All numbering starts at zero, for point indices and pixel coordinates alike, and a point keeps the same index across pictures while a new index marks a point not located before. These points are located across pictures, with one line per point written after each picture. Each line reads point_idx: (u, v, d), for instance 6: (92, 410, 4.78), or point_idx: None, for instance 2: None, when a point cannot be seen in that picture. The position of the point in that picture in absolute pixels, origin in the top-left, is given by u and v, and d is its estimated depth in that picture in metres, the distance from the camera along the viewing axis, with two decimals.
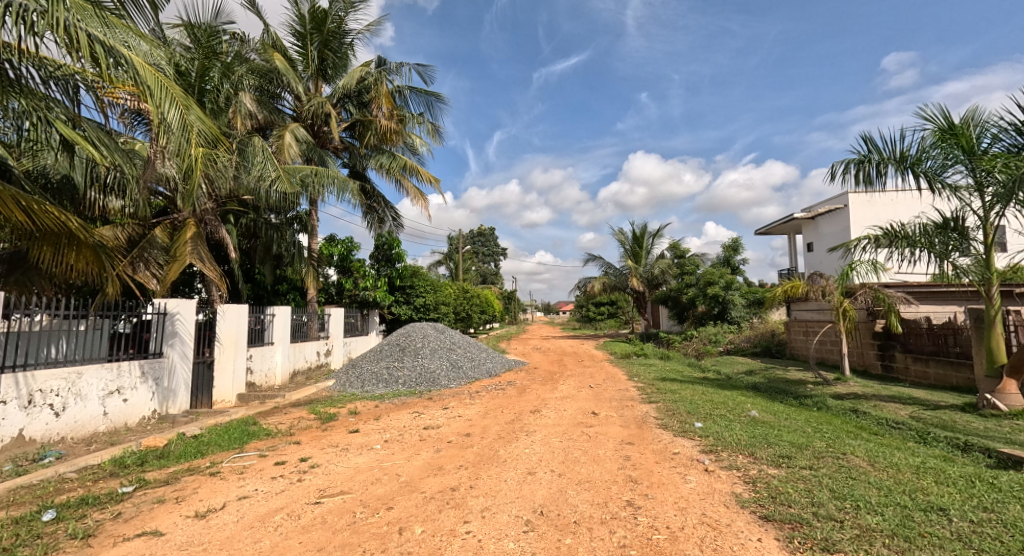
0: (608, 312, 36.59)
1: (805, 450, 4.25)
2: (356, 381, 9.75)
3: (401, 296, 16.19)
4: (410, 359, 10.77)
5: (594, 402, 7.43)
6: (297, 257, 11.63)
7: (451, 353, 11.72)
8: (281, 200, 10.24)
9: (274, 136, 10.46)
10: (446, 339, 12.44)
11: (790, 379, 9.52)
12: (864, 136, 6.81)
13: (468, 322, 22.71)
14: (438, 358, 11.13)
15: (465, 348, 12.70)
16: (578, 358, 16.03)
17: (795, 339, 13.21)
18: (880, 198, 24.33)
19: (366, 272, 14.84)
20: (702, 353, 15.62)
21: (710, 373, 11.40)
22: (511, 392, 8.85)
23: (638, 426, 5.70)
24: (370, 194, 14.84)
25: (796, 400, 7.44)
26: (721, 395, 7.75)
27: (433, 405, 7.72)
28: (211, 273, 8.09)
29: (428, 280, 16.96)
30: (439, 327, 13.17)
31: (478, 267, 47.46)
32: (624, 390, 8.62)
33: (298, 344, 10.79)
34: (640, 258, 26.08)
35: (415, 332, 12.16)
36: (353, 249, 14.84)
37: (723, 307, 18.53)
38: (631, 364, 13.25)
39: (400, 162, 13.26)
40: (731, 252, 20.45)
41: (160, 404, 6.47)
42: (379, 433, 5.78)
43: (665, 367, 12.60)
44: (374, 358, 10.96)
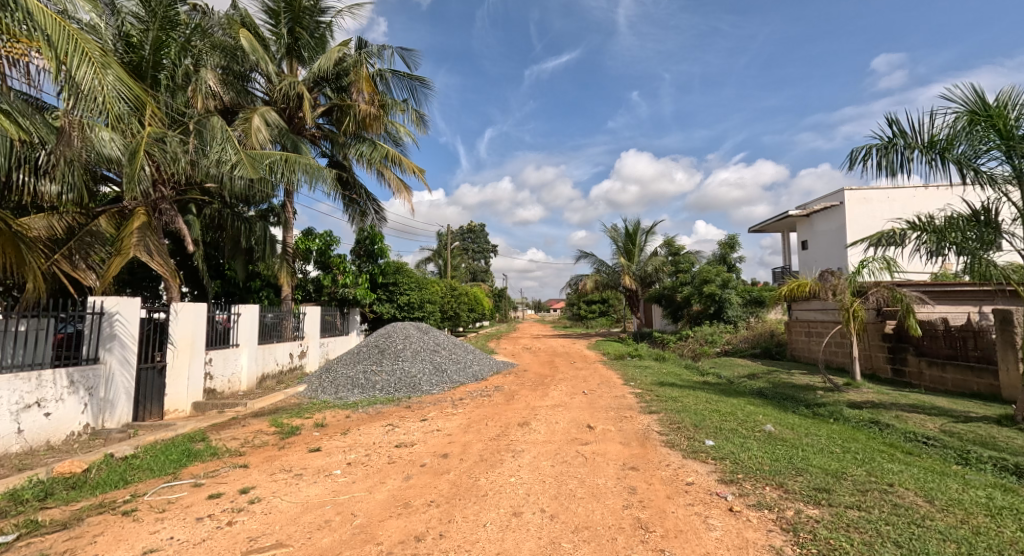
0: (600, 310, 36.02)
1: (844, 481, 3.56)
2: (328, 387, 8.94)
3: (384, 294, 15.37)
4: (389, 363, 9.96)
5: (589, 413, 6.72)
6: (268, 251, 10.77)
7: (434, 355, 10.97)
8: (248, 189, 9.39)
9: (241, 119, 9.59)
10: (428, 341, 11.65)
11: (797, 385, 8.89)
12: (888, 118, 6.15)
13: (456, 320, 21.94)
14: (418, 361, 10.33)
15: (450, 349, 11.93)
16: (570, 359, 15.35)
17: (797, 340, 12.64)
18: (876, 195, 23.97)
19: (346, 269, 14.02)
20: (699, 354, 15.03)
21: (710, 377, 10.77)
22: (498, 400, 8.11)
23: (641, 445, 5.00)
24: (351, 185, 14.03)
25: (810, 410, 6.79)
26: (727, 404, 7.08)
27: (410, 415, 6.97)
28: (163, 268, 7.23)
29: (413, 277, 16.16)
30: (421, 327, 12.37)
31: (468, 264, 46.65)
32: (621, 397, 7.93)
33: (267, 346, 9.95)
34: (633, 255, 25.48)
35: (394, 333, 11.35)
36: (332, 243, 14.03)
37: (719, 306, 17.95)
38: (626, 366, 12.60)
39: (381, 151, 12.48)
40: (727, 249, 19.88)
41: (93, 417, 5.65)
42: (343, 453, 5.02)
43: (662, 370, 11.96)
44: (350, 361, 10.14)
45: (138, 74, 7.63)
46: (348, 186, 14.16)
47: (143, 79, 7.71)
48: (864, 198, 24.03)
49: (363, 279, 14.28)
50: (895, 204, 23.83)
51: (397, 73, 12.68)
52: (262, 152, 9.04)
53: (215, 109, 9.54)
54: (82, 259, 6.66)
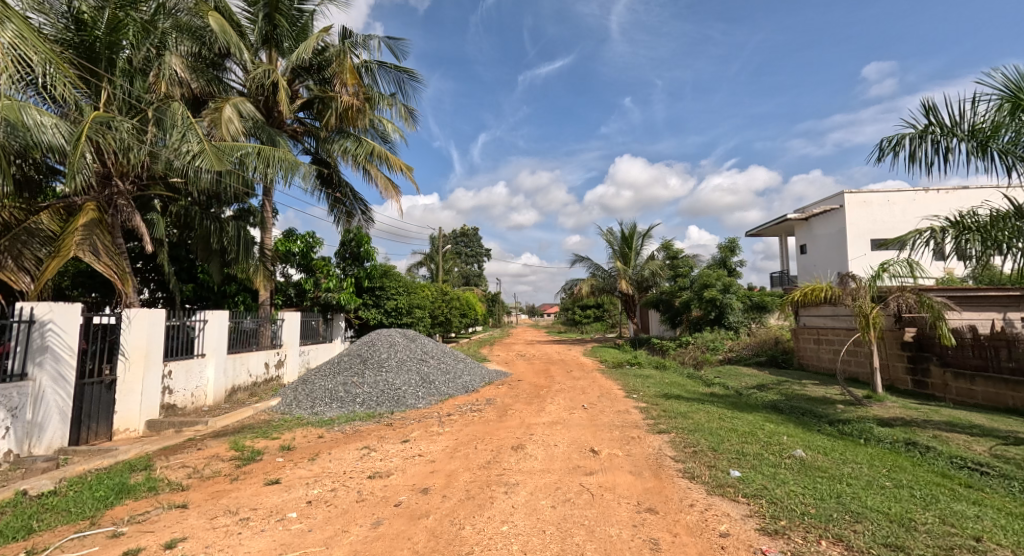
0: (595, 315, 35.42)
1: (917, 533, 2.87)
2: (304, 401, 8.14)
3: (371, 299, 14.57)
4: (371, 374, 9.18)
5: (591, 434, 5.98)
6: (243, 253, 9.99)
7: (422, 366, 10.22)
8: (218, 184, 8.61)
9: (210, 109, 8.83)
10: (415, 349, 10.87)
11: (813, 398, 8.24)
12: (927, 104, 5.51)
13: (447, 326, 21.18)
14: (404, 372, 9.56)
15: (438, 358, 11.16)
16: (567, 367, 14.64)
17: (806, 349, 12.08)
18: (876, 198, 23.55)
19: (330, 272, 13.23)
20: (701, 361, 14.38)
21: (717, 388, 10.10)
22: (490, 416, 7.36)
23: (656, 476, 4.29)
24: (336, 185, 13.51)
25: (835, 429, 6.12)
26: (743, 422, 6.41)
27: (390, 436, 6.21)
28: (114, 270, 6.45)
29: (402, 281, 15.37)
30: (408, 334, 11.58)
31: (461, 268, 45.88)
32: (625, 414, 7.20)
33: (239, 355, 9.14)
34: (629, 259, 24.89)
35: (378, 341, 10.55)
36: (315, 245, 13.29)
37: (720, 311, 17.32)
38: (626, 376, 11.94)
39: (366, 148, 11.79)
40: (727, 253, 19.29)
41: (17, 443, 4.86)
42: (305, 487, 4.26)
43: (664, 380, 11.28)
44: (329, 371, 9.33)
45: (90, 56, 6.88)
46: (332, 185, 13.49)
47: (96, 61, 6.94)
48: (864, 201, 23.59)
49: (348, 283, 13.49)
50: (895, 207, 23.42)
51: (383, 65, 12.01)
52: (233, 143, 8.26)
53: (183, 97, 8.79)
54: (12, 259, 5.98)
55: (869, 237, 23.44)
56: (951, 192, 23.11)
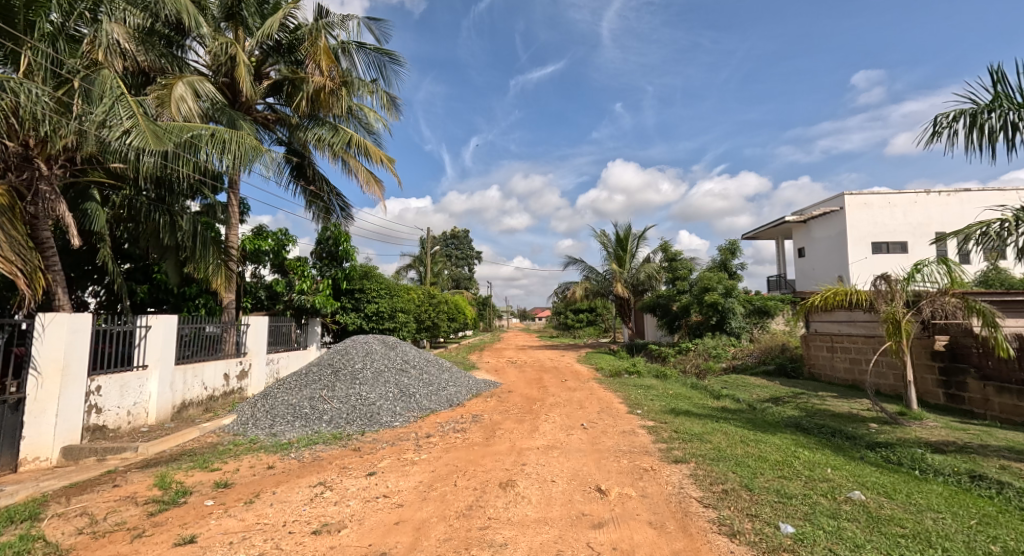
0: (587, 319, 34.64)
1: None
2: (262, 420, 7.08)
3: (350, 302, 13.51)
4: (343, 387, 8.13)
5: (595, 466, 4.99)
6: (200, 250, 8.97)
7: (401, 377, 9.21)
8: (165, 170, 7.53)
9: (160, 85, 7.77)
10: (394, 358, 9.82)
11: (839, 415, 7.36)
12: (999, 72, 4.65)
13: (434, 331, 20.12)
14: (380, 385, 8.53)
15: (420, 368, 10.12)
16: (560, 375, 13.66)
17: (818, 357, 11.29)
18: (877, 201, 22.93)
19: (305, 272, 12.23)
20: (704, 370, 13.48)
21: (727, 401, 9.19)
22: (475, 438, 6.36)
23: (685, 533, 3.33)
24: (312, 179, 12.82)
25: (881, 457, 5.21)
26: (771, 447, 5.48)
27: (355, 465, 5.19)
28: (20, 268, 5.28)
29: (384, 284, 14.34)
30: (386, 341, 10.52)
31: (451, 271, 44.85)
32: (631, 437, 6.24)
33: (191, 365, 8.05)
34: (624, 262, 24.06)
35: (351, 349, 9.48)
36: (288, 244, 12.24)
37: (722, 316, 16.49)
38: (626, 387, 11.01)
39: (343, 137, 10.92)
40: (728, 255, 18.50)
41: None
42: (225, 552, 3.22)
43: (668, 391, 10.34)
44: (295, 384, 8.26)
45: (4, 15, 5.82)
46: (308, 178, 12.80)
47: (12, 22, 5.87)
48: (865, 203, 22.99)
49: (324, 285, 12.48)
50: (896, 210, 22.83)
51: (363, 47, 11.12)
52: (184, 123, 7.23)
53: (127, 72, 7.74)
54: None
55: (870, 240, 22.80)
56: (952, 195, 22.59)
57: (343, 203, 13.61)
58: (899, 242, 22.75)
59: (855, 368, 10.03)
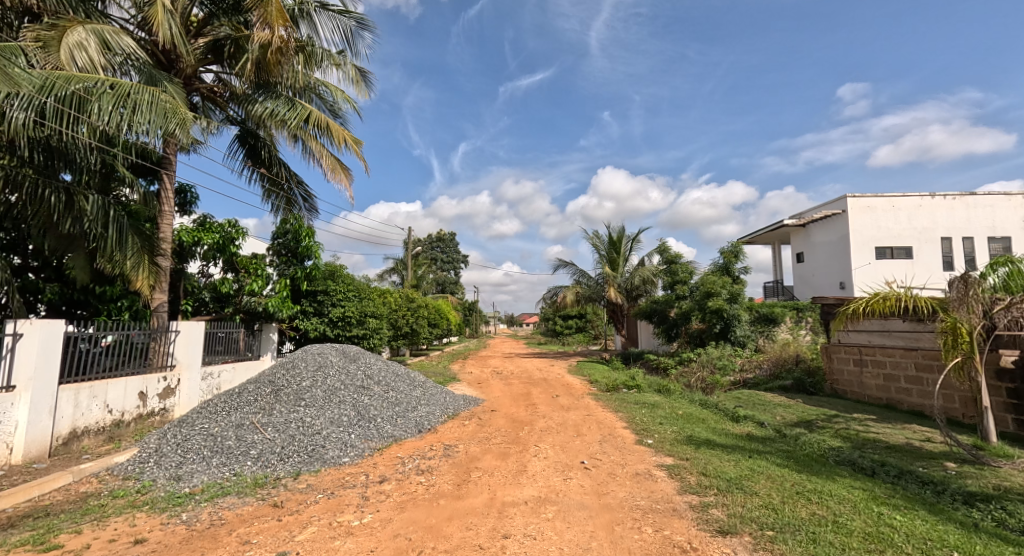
0: (577, 326, 33.43)
1: None
2: (167, 457, 5.45)
3: (311, 306, 11.85)
4: (283, 411, 6.53)
5: (607, 542, 3.48)
6: (115, 241, 7.31)
7: (360, 396, 7.63)
8: (54, 134, 5.91)
9: (48, 27, 6.15)
10: (355, 373, 8.22)
11: (898, 448, 5.96)
12: None
13: (412, 338, 18.53)
14: (331, 408, 6.95)
15: (386, 384, 8.53)
16: (551, 389, 12.17)
17: (842, 372, 9.99)
18: (881, 203, 21.92)
19: (258, 271, 10.73)
20: (711, 384, 12.10)
21: (749, 425, 7.77)
22: (442, 487, 4.81)
23: None
24: (268, 165, 11.28)
25: (999, 522, 3.79)
26: (844, 504, 4.03)
27: (263, 540, 3.61)
28: None
29: (353, 285, 12.70)
30: (347, 351, 8.89)
31: (436, 275, 43.22)
32: (649, 485, 4.75)
33: (90, 384, 6.39)
34: (617, 265, 22.75)
35: (301, 362, 7.83)
36: (237, 238, 10.61)
37: (726, 324, 15.19)
38: (626, 406, 9.55)
39: (299, 114, 9.44)
40: (731, 259, 17.28)
41: None
42: None
43: (676, 412, 8.92)
44: (223, 405, 6.60)
45: None
46: (264, 164, 11.25)
47: None
48: (868, 206, 21.95)
49: (280, 286, 10.92)
50: (900, 213, 21.86)
51: (325, 8, 9.57)
52: (72, 73, 5.69)
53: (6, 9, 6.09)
54: None
55: (874, 245, 21.73)
56: (958, 198, 21.69)
57: (306, 193, 12.07)
58: (904, 247, 21.71)
59: (890, 385, 8.77)
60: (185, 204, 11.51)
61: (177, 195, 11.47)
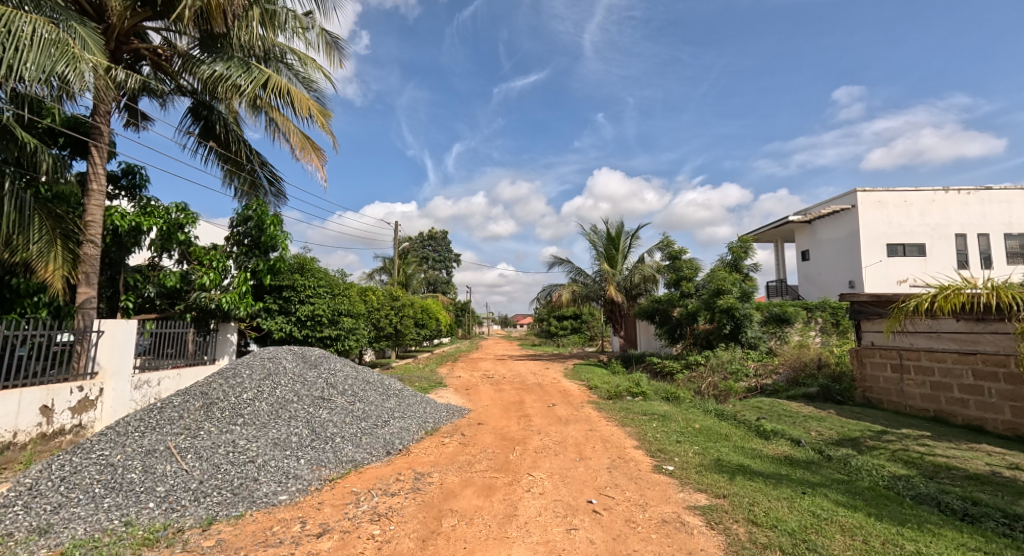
0: (572, 327, 32.34)
1: None
2: (41, 497, 4.08)
3: (276, 303, 10.48)
4: (213, 432, 5.19)
5: None
6: (12, 221, 6.20)
7: (317, 410, 6.30)
8: None
9: None
10: (314, 381, 6.90)
11: (986, 479, 4.74)
12: None
13: (397, 339, 17.22)
14: (278, 427, 5.63)
15: (352, 394, 7.22)
16: (546, 397, 10.92)
17: (877, 379, 8.81)
18: (892, 198, 20.90)
19: (213, 262, 9.36)
20: (724, 391, 10.89)
21: (784, 444, 6.53)
22: (401, 546, 3.50)
23: None
24: (226, 143, 9.92)
25: None
26: None
27: None
28: None
29: (325, 280, 11.36)
30: (307, 356, 7.55)
31: (427, 274, 41.92)
32: (683, 542, 3.49)
33: None
34: (615, 262, 21.59)
35: (246, 368, 6.47)
36: (188, 224, 9.24)
37: (737, 324, 14.03)
38: (633, 418, 8.30)
39: (255, 79, 8.11)
40: (740, 255, 16.19)
41: None
42: None
43: (693, 426, 7.68)
44: (137, 424, 5.22)
45: None
46: (222, 142, 9.88)
47: None
48: (879, 201, 20.91)
49: (239, 280, 9.56)
50: (912, 209, 20.83)
51: None
52: None
53: None
54: None
55: (885, 242, 20.69)
56: (972, 193, 20.69)
57: (272, 175, 10.71)
58: (916, 245, 20.66)
59: (938, 395, 7.61)
60: (132, 187, 10.25)
61: (121, 175, 10.14)
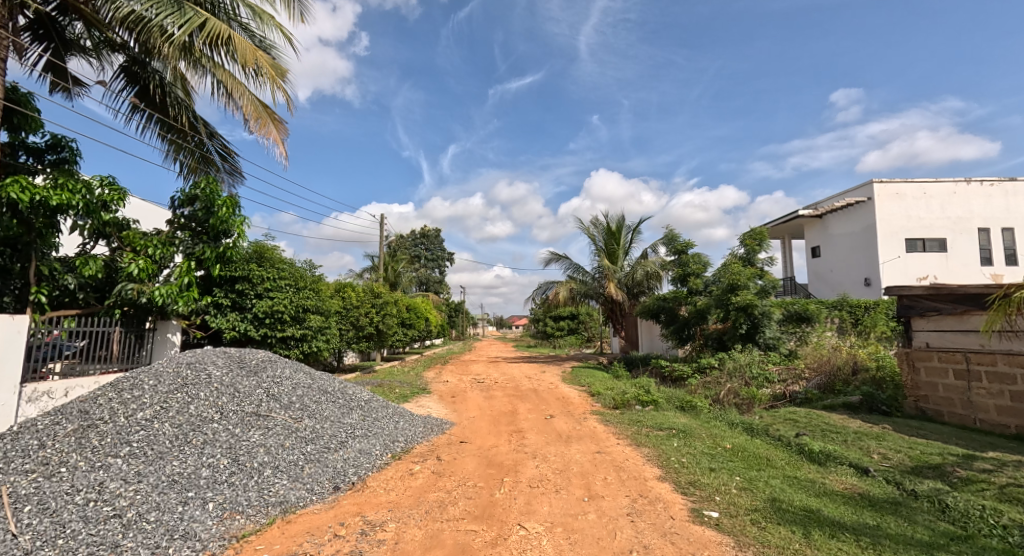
0: (569, 328, 31.07)
1: None
2: None
3: (228, 298, 8.99)
4: (78, 469, 3.70)
5: None
6: None
7: (244, 431, 4.82)
8: None
9: None
10: (248, 392, 5.40)
11: None
12: None
13: (380, 339, 15.78)
14: (181, 458, 4.15)
15: (301, 408, 5.76)
16: (543, 406, 9.51)
17: (934, 385, 7.47)
18: (911, 190, 19.64)
19: (148, 249, 7.87)
20: (747, 400, 9.47)
21: (846, 472, 5.14)
22: None
23: None
24: (168, 110, 8.44)
25: None
26: None
27: None
28: None
29: (288, 272, 9.89)
30: (245, 361, 6.04)
31: (420, 273, 40.52)
32: None
33: None
34: (616, 258, 20.24)
35: (152, 378, 4.95)
36: (116, 202, 7.73)
37: (753, 324, 12.69)
38: (649, 435, 6.90)
39: (190, 23, 6.65)
40: (754, 247, 14.83)
41: None
42: None
43: (722, 447, 6.29)
44: None
45: None
46: (163, 108, 8.41)
47: None
48: (897, 193, 19.64)
49: (180, 270, 8.04)
50: (933, 201, 19.56)
51: None
52: None
53: None
54: None
55: (903, 236, 19.43)
56: (995, 184, 19.45)
57: (225, 149, 9.35)
58: (936, 239, 19.41)
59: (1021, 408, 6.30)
60: (60, 163, 8.73)
61: (47, 148, 8.64)
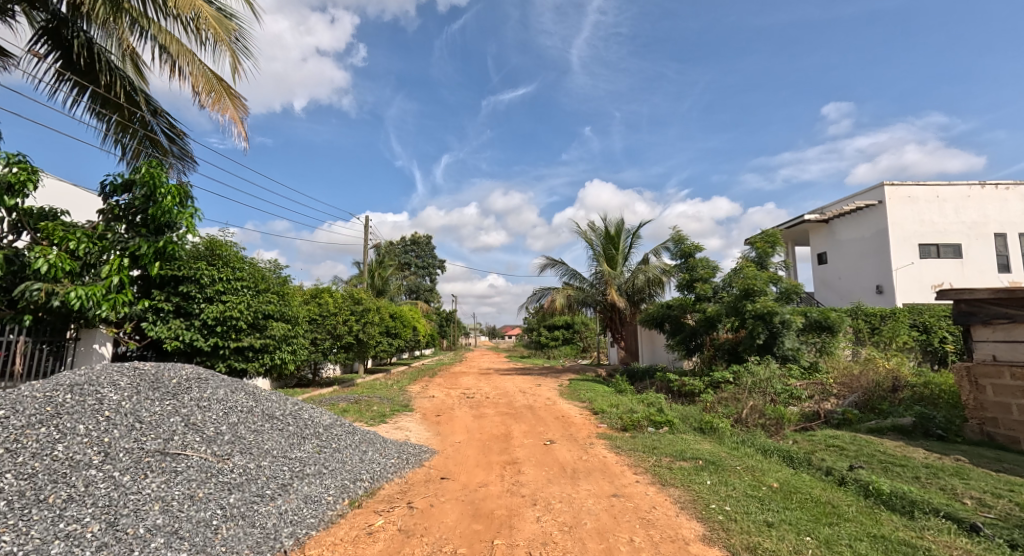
0: (563, 337, 29.76)
1: None
2: None
3: (170, 301, 7.64)
4: None
5: None
6: None
7: (134, 477, 3.50)
8: None
9: None
10: (154, 423, 4.07)
11: None
12: None
13: (360, 349, 14.40)
14: (19, 527, 2.86)
15: (229, 440, 4.43)
16: (540, 428, 8.21)
17: (1006, 407, 6.28)
18: (924, 193, 18.71)
19: (66, 240, 6.49)
20: (775, 420, 8.19)
21: (946, 528, 3.89)
22: None
23: None
24: (100, 81, 7.16)
25: None
26: None
27: None
28: None
29: (246, 272, 8.57)
30: (160, 381, 4.69)
31: (409, 281, 39.05)
32: None
33: None
34: (615, 263, 19.04)
35: (8, 407, 3.66)
36: (28, 184, 6.38)
37: (771, 333, 11.51)
38: (672, 468, 5.64)
39: None
40: (766, 250, 13.72)
41: None
42: None
43: (767, 486, 5.04)
44: None
45: None
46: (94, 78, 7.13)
47: None
48: (910, 196, 18.70)
49: (109, 268, 6.66)
50: (947, 204, 18.63)
51: None
52: None
53: None
54: None
55: (917, 241, 18.45)
56: (1010, 188, 18.61)
57: (172, 129, 8.08)
58: (952, 245, 18.46)
59: None
60: None
61: None
